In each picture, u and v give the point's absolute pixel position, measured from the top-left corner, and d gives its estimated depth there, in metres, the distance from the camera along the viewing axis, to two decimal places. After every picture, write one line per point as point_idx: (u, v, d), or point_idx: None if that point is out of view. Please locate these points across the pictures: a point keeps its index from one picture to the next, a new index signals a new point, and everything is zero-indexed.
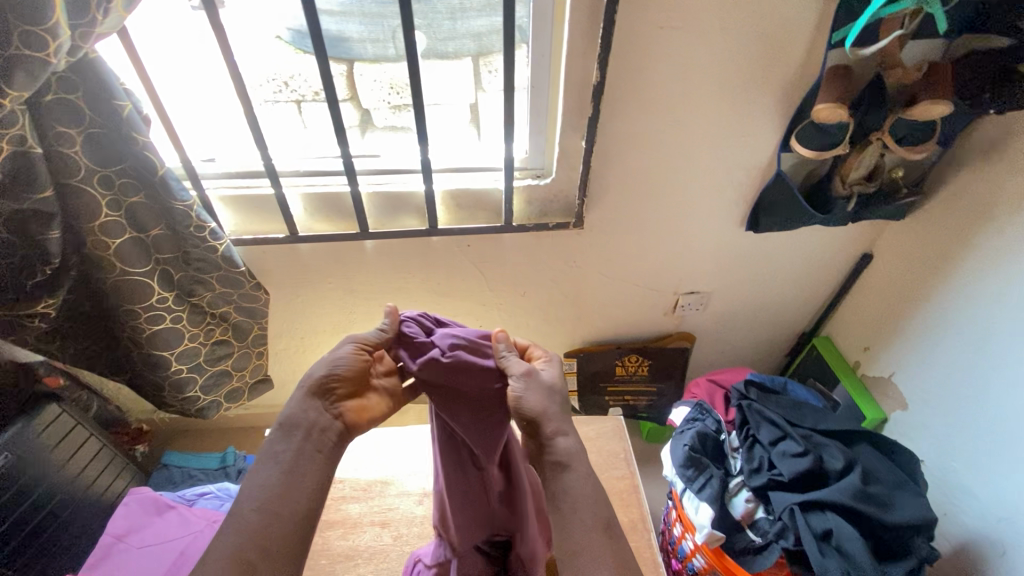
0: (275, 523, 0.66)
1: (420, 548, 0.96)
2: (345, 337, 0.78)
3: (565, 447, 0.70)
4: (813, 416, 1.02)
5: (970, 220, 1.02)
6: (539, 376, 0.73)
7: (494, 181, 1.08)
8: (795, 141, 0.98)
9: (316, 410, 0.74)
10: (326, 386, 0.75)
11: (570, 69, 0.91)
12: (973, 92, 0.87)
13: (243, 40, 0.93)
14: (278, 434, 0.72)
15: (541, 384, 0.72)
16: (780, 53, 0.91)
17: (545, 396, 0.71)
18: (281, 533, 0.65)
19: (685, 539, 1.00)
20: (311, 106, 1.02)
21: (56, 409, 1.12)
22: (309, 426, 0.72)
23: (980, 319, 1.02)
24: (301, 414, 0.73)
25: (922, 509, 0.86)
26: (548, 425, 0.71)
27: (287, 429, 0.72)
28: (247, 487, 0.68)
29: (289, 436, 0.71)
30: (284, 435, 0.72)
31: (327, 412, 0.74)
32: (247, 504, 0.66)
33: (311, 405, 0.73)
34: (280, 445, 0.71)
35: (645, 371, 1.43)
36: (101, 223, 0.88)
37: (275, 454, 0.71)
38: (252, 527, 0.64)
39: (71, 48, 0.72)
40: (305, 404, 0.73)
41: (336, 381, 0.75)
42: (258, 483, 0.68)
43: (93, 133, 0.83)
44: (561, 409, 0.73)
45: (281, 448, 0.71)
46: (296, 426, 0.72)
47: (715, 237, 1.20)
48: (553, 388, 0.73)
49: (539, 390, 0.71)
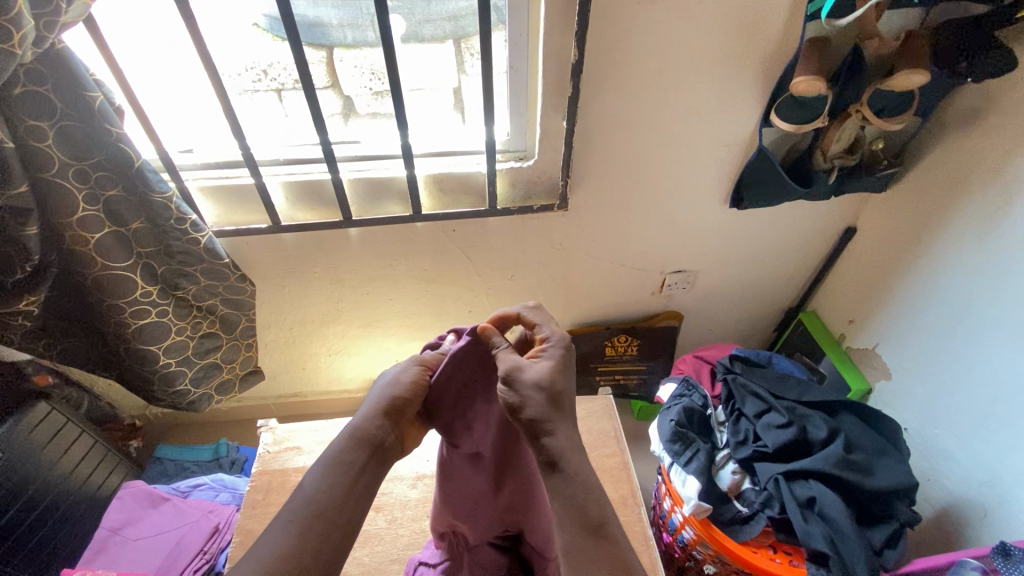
0: (332, 532, 0.60)
1: (422, 552, 0.92)
2: (410, 358, 0.74)
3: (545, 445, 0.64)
4: (797, 387, 1.03)
5: (950, 190, 1.03)
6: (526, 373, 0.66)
7: (476, 164, 1.08)
8: (775, 115, 0.98)
9: (381, 427, 0.69)
10: (396, 405, 0.70)
11: (549, 47, 0.90)
12: (953, 58, 0.85)
13: (218, 28, 0.91)
14: (344, 439, 0.68)
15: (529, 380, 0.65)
16: (760, 25, 0.90)
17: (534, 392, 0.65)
18: (336, 545, 0.60)
19: (674, 512, 1.01)
20: (291, 95, 1.01)
21: (45, 407, 1.11)
22: (378, 438, 0.68)
23: (959, 287, 1.04)
24: (373, 427, 0.68)
25: (903, 474, 0.89)
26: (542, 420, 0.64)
27: (355, 437, 0.67)
28: (311, 487, 0.62)
29: (359, 446, 0.67)
30: (354, 445, 0.67)
31: (393, 432, 0.70)
32: (307, 504, 0.61)
33: (381, 419, 0.69)
34: (346, 453, 0.66)
35: (634, 351, 1.44)
36: (79, 217, 0.87)
37: (336, 461, 0.65)
38: (310, 534, 0.59)
39: (37, 39, 0.70)
40: (374, 414, 0.70)
41: (405, 402, 0.71)
42: (319, 487, 0.63)
43: (65, 126, 0.81)
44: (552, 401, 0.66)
45: (347, 457, 0.66)
46: (367, 438, 0.68)
47: (699, 214, 1.20)
48: (544, 387, 0.65)
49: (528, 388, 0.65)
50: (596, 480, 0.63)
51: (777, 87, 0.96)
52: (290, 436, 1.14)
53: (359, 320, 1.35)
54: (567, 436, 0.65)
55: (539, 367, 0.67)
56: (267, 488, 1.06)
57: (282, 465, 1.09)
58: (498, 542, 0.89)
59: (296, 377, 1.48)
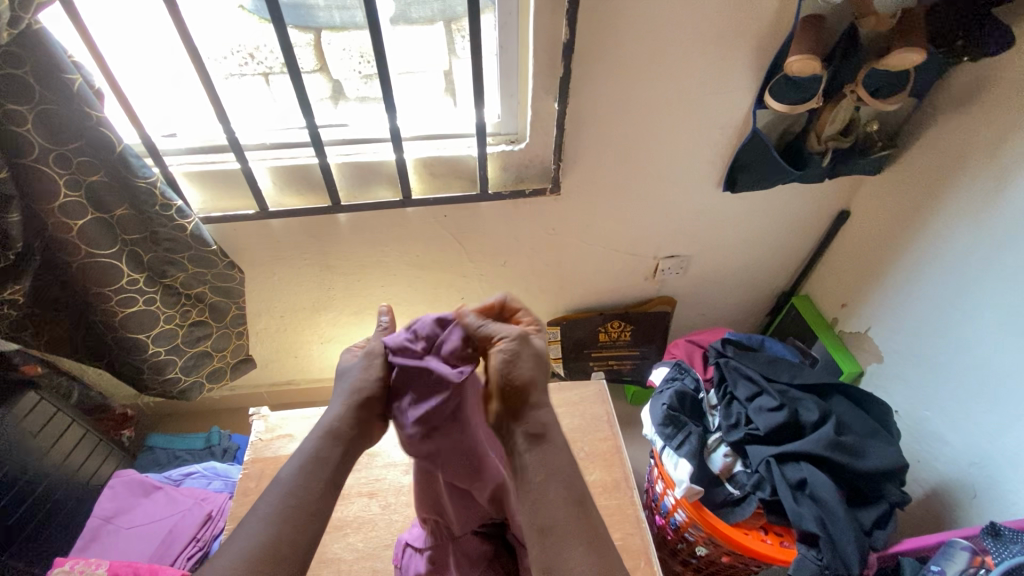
0: (295, 523, 0.62)
1: (409, 531, 0.93)
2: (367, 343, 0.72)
3: (545, 418, 0.68)
4: (788, 370, 1.03)
5: (944, 172, 1.02)
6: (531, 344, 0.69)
7: (467, 148, 1.06)
8: (769, 95, 0.97)
9: (347, 419, 0.69)
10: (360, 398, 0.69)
11: (540, 27, 0.88)
12: (949, 39, 0.85)
13: (201, 10, 0.89)
14: (317, 431, 0.69)
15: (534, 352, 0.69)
16: (753, 5, 0.89)
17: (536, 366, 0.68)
18: (301, 532, 0.61)
19: (667, 495, 1.02)
20: (279, 79, 0.98)
21: (34, 397, 1.10)
22: (346, 430, 0.68)
23: (951, 270, 1.04)
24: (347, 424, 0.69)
25: (894, 455, 0.89)
26: (535, 394, 0.68)
27: (323, 428, 0.69)
28: (279, 479, 0.65)
29: (334, 443, 0.68)
30: (330, 441, 0.68)
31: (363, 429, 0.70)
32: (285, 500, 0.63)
33: (347, 410, 0.69)
34: (316, 446, 0.67)
35: (628, 336, 1.44)
36: (60, 203, 0.85)
37: (306, 454, 0.67)
38: (275, 524, 0.61)
39: (12, 20, 0.68)
40: (341, 406, 0.69)
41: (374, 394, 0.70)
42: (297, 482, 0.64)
43: (45, 110, 0.79)
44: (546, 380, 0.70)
45: (314, 450, 0.67)
46: (341, 435, 0.68)
47: (693, 199, 1.19)
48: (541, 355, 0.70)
49: (530, 358, 0.68)
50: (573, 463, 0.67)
51: (773, 66, 0.94)
52: (282, 424, 1.14)
53: (351, 308, 1.34)
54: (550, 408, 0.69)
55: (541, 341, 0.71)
56: (259, 475, 1.05)
57: (275, 453, 1.09)
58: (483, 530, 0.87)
59: (289, 365, 1.47)
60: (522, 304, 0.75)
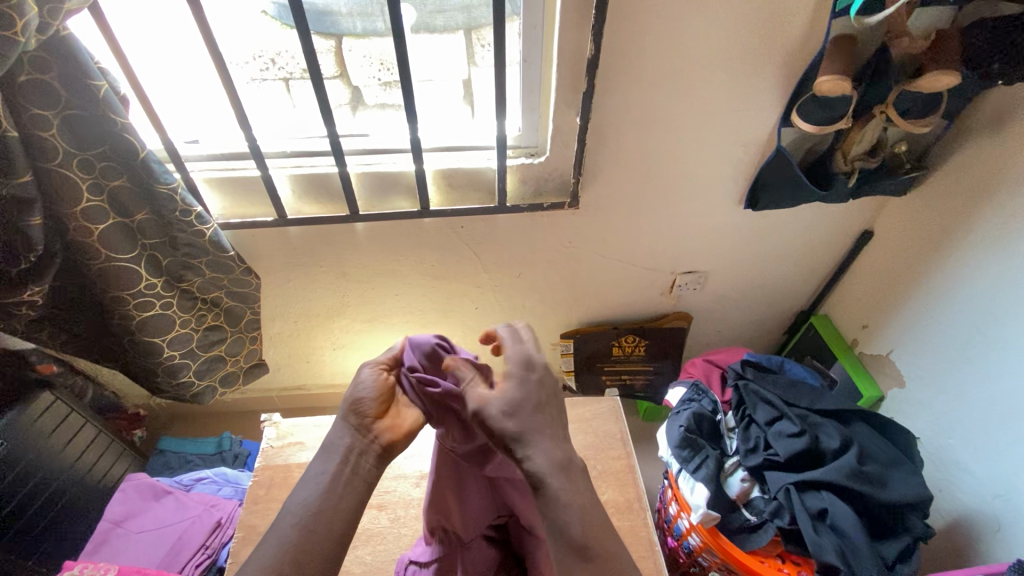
0: (312, 538, 0.63)
1: (411, 550, 0.92)
2: (361, 364, 0.77)
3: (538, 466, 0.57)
4: (809, 395, 1.01)
5: (973, 196, 1.00)
6: (493, 402, 0.61)
7: (486, 160, 1.06)
8: (796, 114, 0.95)
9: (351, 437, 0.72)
10: (361, 420, 0.72)
11: (564, 41, 0.87)
12: (982, 62, 0.83)
13: (225, 15, 0.89)
14: (319, 457, 0.71)
15: (501, 407, 0.60)
16: (782, 24, 0.87)
17: (514, 417, 0.60)
18: (316, 549, 0.63)
19: (680, 518, 1.00)
20: (299, 85, 0.99)
21: (49, 397, 1.11)
22: (347, 447, 0.71)
23: (976, 296, 1.02)
24: (337, 436, 0.72)
25: (917, 487, 0.86)
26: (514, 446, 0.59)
27: (327, 451, 0.71)
28: (293, 501, 0.67)
29: (329, 457, 0.70)
30: (324, 456, 0.70)
31: (364, 437, 0.72)
32: (287, 519, 0.65)
33: (350, 430, 0.72)
34: (322, 468, 0.69)
35: (642, 351, 1.42)
36: (83, 207, 0.86)
37: (314, 476, 0.69)
38: (293, 542, 0.62)
39: (40, 26, 0.69)
40: (342, 428, 0.72)
41: (368, 405, 0.73)
42: (306, 502, 0.66)
43: (70, 114, 0.79)
44: (536, 421, 0.60)
45: (322, 470, 0.69)
46: (336, 447, 0.71)
47: (713, 215, 1.18)
48: (512, 407, 0.60)
49: (501, 415, 0.60)
50: (591, 500, 0.58)
51: (801, 85, 0.92)
52: (293, 431, 1.13)
53: (364, 315, 1.33)
54: (548, 451, 0.58)
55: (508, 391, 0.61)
56: (269, 483, 1.05)
57: (285, 461, 1.08)
58: (488, 533, 0.90)
59: (300, 370, 1.47)
60: (506, 334, 0.66)
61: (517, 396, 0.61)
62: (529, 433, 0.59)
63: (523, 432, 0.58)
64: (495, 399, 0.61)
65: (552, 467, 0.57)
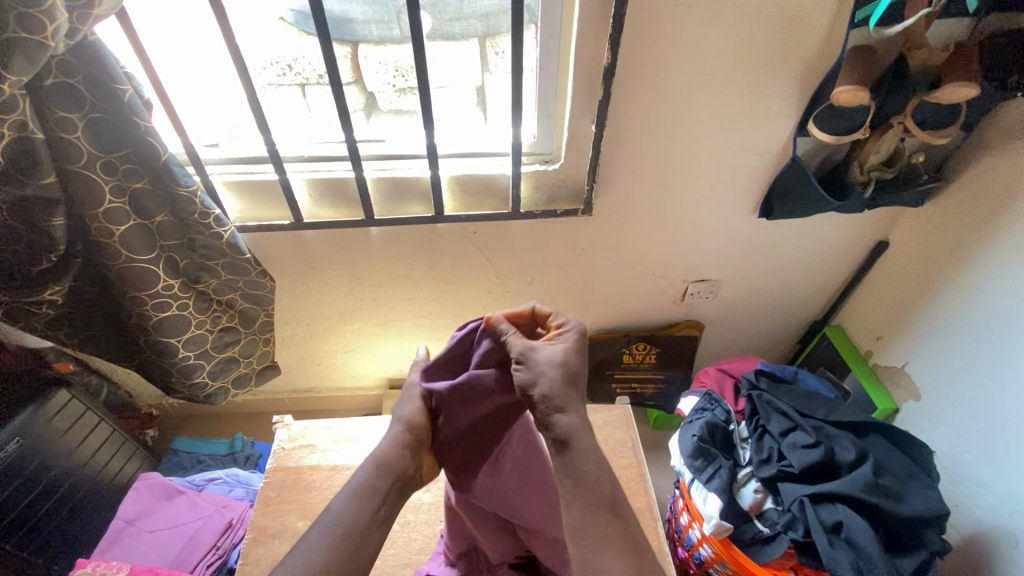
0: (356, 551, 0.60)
1: (428, 564, 0.93)
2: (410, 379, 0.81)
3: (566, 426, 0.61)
4: (824, 406, 1.00)
5: (991, 207, 0.99)
6: (537, 355, 0.64)
7: (501, 167, 1.06)
8: (813, 124, 0.95)
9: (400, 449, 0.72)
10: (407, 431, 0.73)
11: (581, 50, 0.88)
12: (1002, 72, 0.84)
13: (245, 21, 0.90)
14: (367, 466, 0.70)
15: (542, 361, 0.64)
16: (799, 34, 0.88)
17: (552, 373, 0.63)
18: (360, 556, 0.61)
19: (692, 528, 0.99)
20: (316, 90, 1.00)
21: (66, 396, 1.12)
22: (397, 462, 0.70)
23: (993, 309, 1.01)
24: (394, 455, 0.71)
25: (935, 502, 0.85)
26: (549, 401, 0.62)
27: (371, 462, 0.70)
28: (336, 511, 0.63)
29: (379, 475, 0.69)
30: (378, 473, 0.69)
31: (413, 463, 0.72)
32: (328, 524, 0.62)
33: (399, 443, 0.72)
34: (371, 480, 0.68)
35: (653, 359, 1.42)
36: (105, 209, 0.86)
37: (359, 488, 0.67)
38: (339, 550, 0.59)
39: (69, 32, 0.70)
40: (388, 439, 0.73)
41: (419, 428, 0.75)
42: (346, 512, 0.63)
43: (94, 117, 0.81)
44: (568, 386, 0.63)
45: (370, 484, 0.67)
46: (388, 467, 0.70)
47: (727, 224, 1.17)
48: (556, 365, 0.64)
49: (542, 367, 0.63)
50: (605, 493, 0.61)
51: (817, 96, 0.93)
52: (305, 434, 1.14)
53: (376, 319, 1.34)
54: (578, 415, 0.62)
55: (555, 349, 0.65)
56: (281, 485, 1.05)
57: (297, 463, 1.09)
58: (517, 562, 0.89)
59: (312, 373, 1.48)
60: (553, 312, 0.72)
61: (558, 355, 0.65)
62: (562, 394, 0.62)
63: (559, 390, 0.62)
64: (540, 352, 0.64)
65: (581, 427, 0.62)
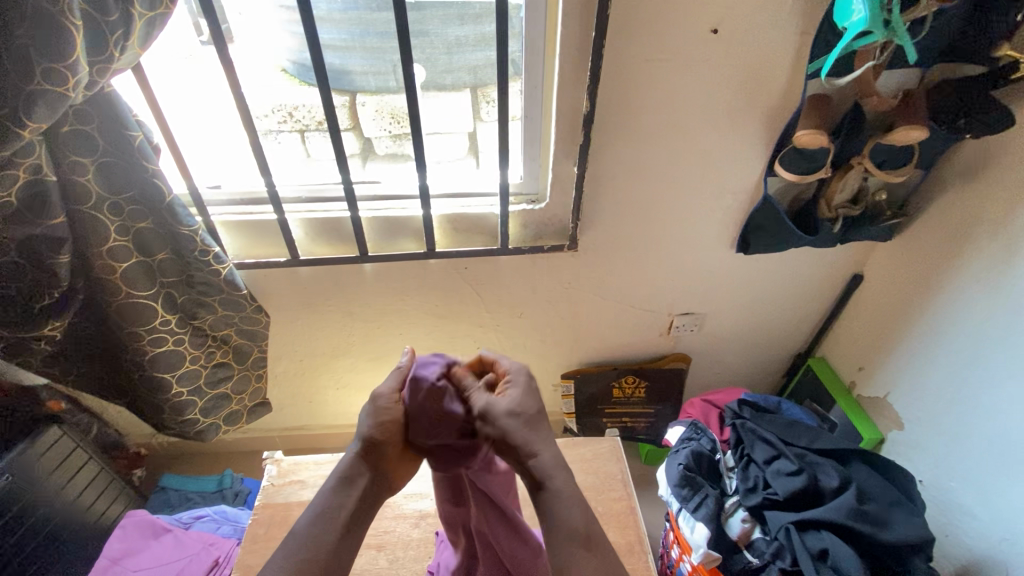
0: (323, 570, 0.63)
1: None
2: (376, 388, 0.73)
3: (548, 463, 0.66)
4: (806, 434, 1.02)
5: (952, 242, 1.05)
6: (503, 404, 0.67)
7: (489, 206, 1.12)
8: (779, 165, 1.01)
9: (364, 461, 0.70)
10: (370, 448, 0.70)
11: (563, 98, 0.95)
12: (951, 117, 0.91)
13: (250, 73, 0.99)
14: (331, 481, 0.70)
15: (509, 407, 0.67)
16: (762, 82, 0.95)
17: (528, 420, 0.68)
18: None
19: (682, 561, 1.01)
20: (314, 136, 1.07)
21: (56, 431, 1.11)
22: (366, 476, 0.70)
23: (962, 337, 1.05)
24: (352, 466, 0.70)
25: (918, 527, 0.86)
26: (522, 447, 0.66)
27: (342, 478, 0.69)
28: (298, 532, 0.65)
29: (345, 490, 0.68)
30: (342, 486, 0.69)
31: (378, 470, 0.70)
32: (293, 544, 0.64)
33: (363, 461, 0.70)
34: (333, 498, 0.68)
35: (642, 392, 1.44)
36: (109, 247, 0.90)
37: (325, 509, 0.67)
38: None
39: (89, 83, 0.74)
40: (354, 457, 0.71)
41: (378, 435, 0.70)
42: (312, 533, 0.65)
43: (105, 162, 0.85)
44: (543, 432, 0.69)
45: (335, 501, 0.67)
46: (352, 480, 0.69)
47: (708, 258, 1.22)
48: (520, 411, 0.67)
49: (508, 415, 0.66)
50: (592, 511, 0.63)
51: (781, 138, 0.99)
52: (295, 469, 1.13)
53: (367, 354, 1.36)
54: (552, 456, 0.68)
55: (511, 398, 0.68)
56: (269, 522, 1.05)
57: (285, 499, 1.08)
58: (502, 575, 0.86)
59: (304, 410, 1.49)
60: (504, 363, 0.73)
61: (520, 399, 0.68)
62: (535, 436, 0.67)
63: (531, 437, 0.67)
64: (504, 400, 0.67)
65: (558, 465, 0.67)
